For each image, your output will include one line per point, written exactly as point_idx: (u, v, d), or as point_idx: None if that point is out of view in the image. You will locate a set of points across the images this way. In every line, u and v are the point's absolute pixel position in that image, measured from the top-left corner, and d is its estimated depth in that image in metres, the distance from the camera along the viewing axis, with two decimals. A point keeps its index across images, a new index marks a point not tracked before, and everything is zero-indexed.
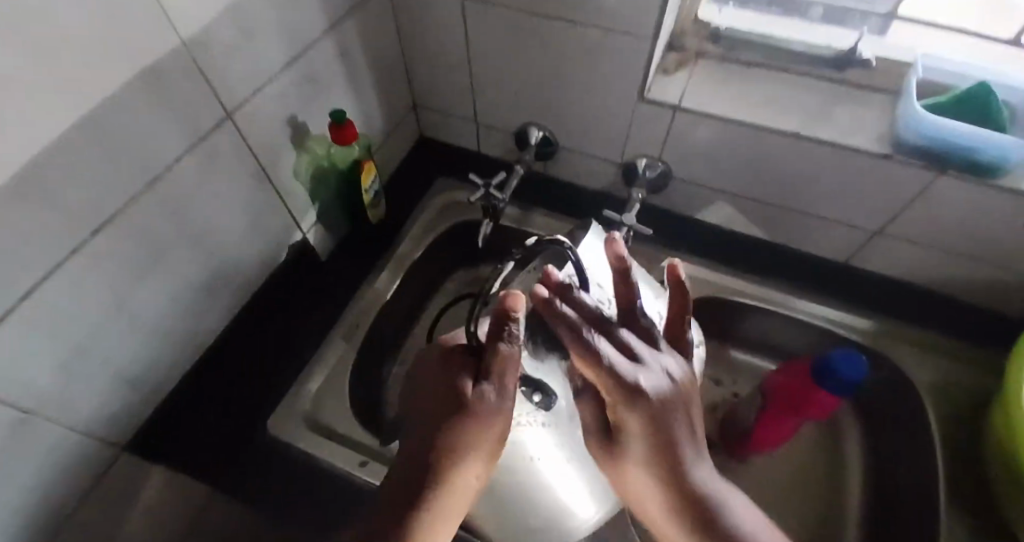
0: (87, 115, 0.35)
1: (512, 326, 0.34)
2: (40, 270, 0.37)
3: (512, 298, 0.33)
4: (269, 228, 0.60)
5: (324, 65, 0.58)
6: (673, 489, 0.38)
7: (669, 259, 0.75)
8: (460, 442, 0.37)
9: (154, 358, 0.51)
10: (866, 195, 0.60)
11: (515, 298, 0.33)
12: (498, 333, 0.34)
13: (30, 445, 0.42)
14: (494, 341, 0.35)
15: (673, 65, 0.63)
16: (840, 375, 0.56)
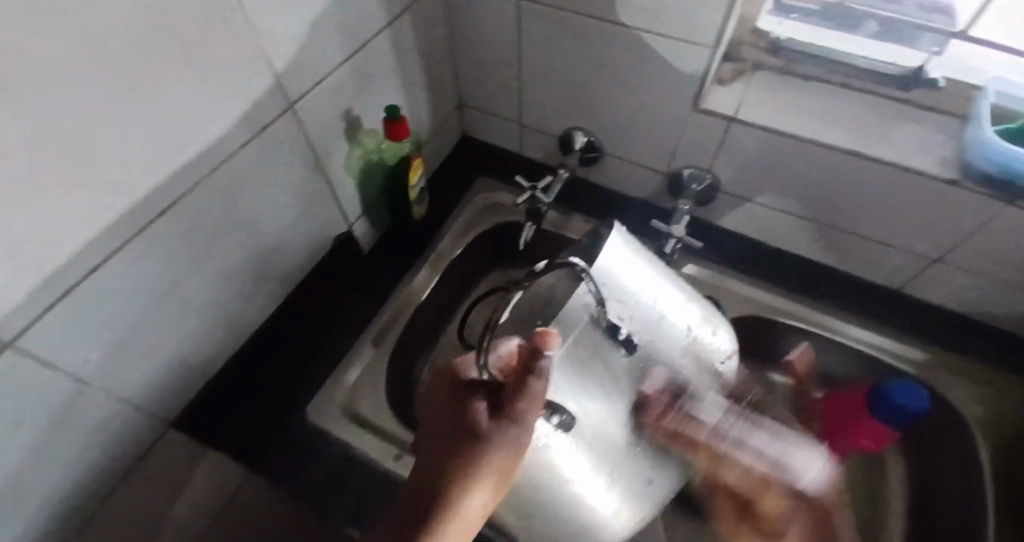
0: (156, 101, 0.37)
1: (545, 361, 0.40)
2: (111, 245, 0.38)
3: (545, 337, 0.41)
4: (318, 218, 0.61)
5: (380, 61, 0.59)
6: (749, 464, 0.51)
7: (699, 269, 0.75)
8: (474, 469, 0.40)
9: (201, 339, 0.53)
10: (926, 219, 0.58)
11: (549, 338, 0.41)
12: (534, 367, 0.41)
13: (83, 414, 0.44)
14: (532, 375, 0.40)
15: (729, 76, 0.62)
16: (893, 401, 0.59)
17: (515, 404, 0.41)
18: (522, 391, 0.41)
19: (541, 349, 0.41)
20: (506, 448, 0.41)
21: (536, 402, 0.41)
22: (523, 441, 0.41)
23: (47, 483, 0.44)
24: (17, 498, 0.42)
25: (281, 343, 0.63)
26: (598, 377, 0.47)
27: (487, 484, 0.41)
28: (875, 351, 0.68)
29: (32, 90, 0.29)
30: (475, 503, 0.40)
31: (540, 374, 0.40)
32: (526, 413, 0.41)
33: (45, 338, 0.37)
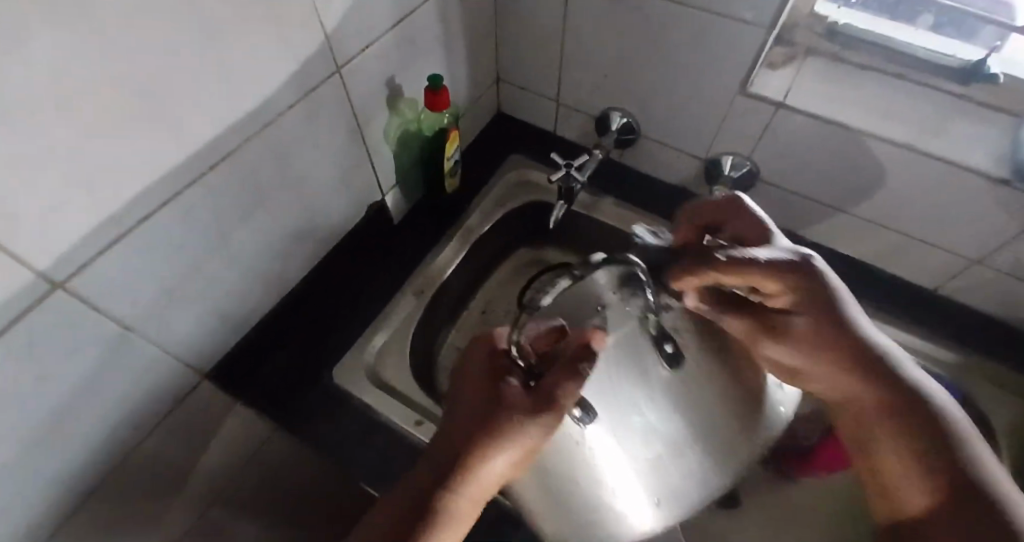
0: (217, 51, 0.37)
1: (586, 363, 0.38)
2: (164, 195, 0.39)
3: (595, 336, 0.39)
4: (356, 185, 0.62)
5: (426, 29, 0.58)
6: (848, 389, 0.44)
7: None
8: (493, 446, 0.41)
9: (238, 296, 0.54)
10: (972, 220, 0.56)
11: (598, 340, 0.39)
12: (575, 367, 0.39)
13: (129, 358, 0.45)
14: (568, 371, 0.39)
15: (780, 61, 0.60)
16: None
17: (543, 394, 0.40)
18: (557, 385, 0.39)
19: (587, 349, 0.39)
20: (528, 432, 0.41)
21: (565, 401, 0.39)
22: (549, 430, 0.41)
23: (94, 423, 0.46)
24: (63, 436, 0.44)
25: (313, 306, 0.64)
26: (639, 382, 0.42)
27: (507, 459, 0.42)
28: (915, 355, 0.65)
29: (100, 28, 0.29)
30: (494, 470, 0.43)
31: (578, 375, 0.38)
32: (552, 405, 0.40)
33: (97, 283, 0.38)
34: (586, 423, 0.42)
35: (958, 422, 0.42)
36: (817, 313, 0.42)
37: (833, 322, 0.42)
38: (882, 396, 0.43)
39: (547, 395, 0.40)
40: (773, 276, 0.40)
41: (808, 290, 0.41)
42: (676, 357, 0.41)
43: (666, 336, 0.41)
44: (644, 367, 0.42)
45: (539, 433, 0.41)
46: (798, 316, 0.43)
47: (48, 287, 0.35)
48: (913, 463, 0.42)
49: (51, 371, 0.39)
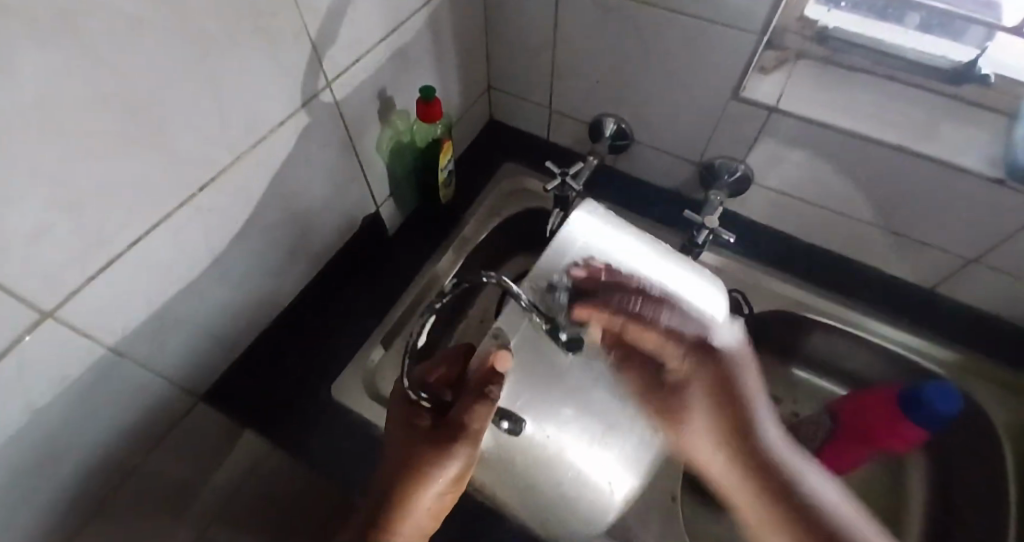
0: (209, 67, 0.36)
1: (493, 385, 0.44)
2: (152, 218, 0.38)
3: (499, 355, 0.45)
4: (349, 198, 0.61)
5: (416, 40, 0.58)
6: (732, 438, 0.44)
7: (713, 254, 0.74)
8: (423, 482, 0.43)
9: (232, 314, 0.53)
10: (968, 218, 0.56)
11: (501, 359, 0.44)
12: (485, 389, 0.44)
13: (120, 381, 0.44)
14: (479, 394, 0.44)
15: (771, 66, 0.60)
16: (932, 408, 0.53)
17: (462, 419, 0.44)
18: (474, 406, 0.44)
19: (496, 370, 0.44)
20: (453, 461, 0.43)
21: (484, 419, 0.44)
22: (471, 452, 0.44)
23: (86, 450, 0.45)
24: (55, 466, 0.43)
25: (312, 322, 0.64)
26: (554, 376, 0.53)
27: (437, 492, 0.44)
28: (908, 352, 0.67)
29: (89, 46, 0.28)
30: (427, 507, 0.43)
31: (489, 395, 0.44)
32: (470, 428, 0.43)
33: (86, 310, 0.37)
34: (517, 429, 0.51)
35: (830, 504, 0.40)
36: (707, 388, 0.45)
37: (718, 380, 0.45)
38: (762, 485, 0.42)
39: (460, 422, 0.44)
40: (675, 341, 0.45)
41: (691, 346, 0.45)
42: (572, 344, 0.49)
43: (559, 327, 0.47)
44: (547, 357, 0.53)
45: (462, 457, 0.44)
46: (690, 384, 0.46)
47: (36, 317, 0.34)
48: (785, 524, 0.40)
49: (42, 399, 0.38)
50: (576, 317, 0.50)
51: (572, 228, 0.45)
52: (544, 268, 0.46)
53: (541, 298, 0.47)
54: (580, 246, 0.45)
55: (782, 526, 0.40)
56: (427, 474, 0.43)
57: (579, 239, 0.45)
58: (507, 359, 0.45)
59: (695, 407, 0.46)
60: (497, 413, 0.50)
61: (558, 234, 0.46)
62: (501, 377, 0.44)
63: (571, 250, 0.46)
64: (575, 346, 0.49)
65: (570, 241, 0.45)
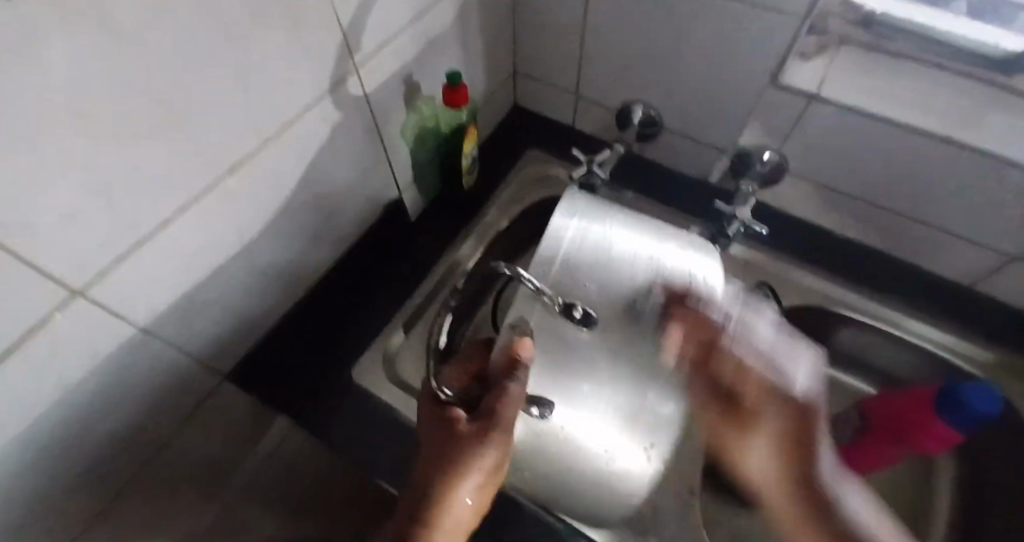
0: (237, 48, 0.36)
1: (519, 371, 0.42)
2: (183, 199, 0.38)
3: (519, 343, 0.42)
4: (374, 182, 0.61)
5: (443, 23, 0.57)
6: (797, 468, 0.42)
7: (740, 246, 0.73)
8: (461, 471, 0.42)
9: (259, 297, 0.54)
10: (1016, 214, 0.54)
11: (523, 346, 0.42)
12: (510, 375, 0.42)
13: (147, 361, 0.45)
14: (505, 381, 0.42)
15: (812, 51, 0.57)
16: (969, 410, 0.51)
17: (493, 408, 0.42)
18: (500, 396, 0.42)
19: (517, 359, 0.42)
20: (487, 452, 0.43)
21: (512, 409, 0.42)
22: (504, 441, 0.43)
23: (115, 426, 0.46)
24: (84, 442, 0.43)
25: (335, 304, 0.64)
26: (569, 362, 0.43)
27: (475, 483, 0.43)
28: (944, 352, 0.65)
29: (119, 27, 0.28)
30: (467, 496, 0.43)
31: (515, 382, 0.41)
32: (502, 417, 0.42)
33: (115, 288, 0.37)
34: (546, 415, 0.44)
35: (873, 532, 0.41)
36: (777, 403, 0.40)
37: (801, 426, 0.40)
38: (795, 491, 0.43)
39: (491, 411, 0.42)
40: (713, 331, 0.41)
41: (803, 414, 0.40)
42: (588, 323, 0.42)
43: (572, 305, 0.42)
44: (564, 341, 0.43)
45: (498, 445, 0.43)
46: (761, 435, 0.43)
47: (68, 294, 0.34)
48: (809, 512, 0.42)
49: (73, 376, 0.38)
50: (598, 292, 0.43)
51: (570, 205, 0.47)
52: (551, 236, 0.45)
53: (555, 276, 0.44)
54: (579, 222, 0.46)
55: (813, 516, 0.42)
56: (467, 462, 0.42)
57: (582, 220, 0.46)
58: (529, 346, 0.42)
59: (809, 438, 0.41)
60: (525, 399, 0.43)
61: (557, 209, 0.47)
62: (524, 365, 0.42)
63: (572, 224, 0.46)
64: (590, 323, 0.42)
65: (573, 220, 0.46)
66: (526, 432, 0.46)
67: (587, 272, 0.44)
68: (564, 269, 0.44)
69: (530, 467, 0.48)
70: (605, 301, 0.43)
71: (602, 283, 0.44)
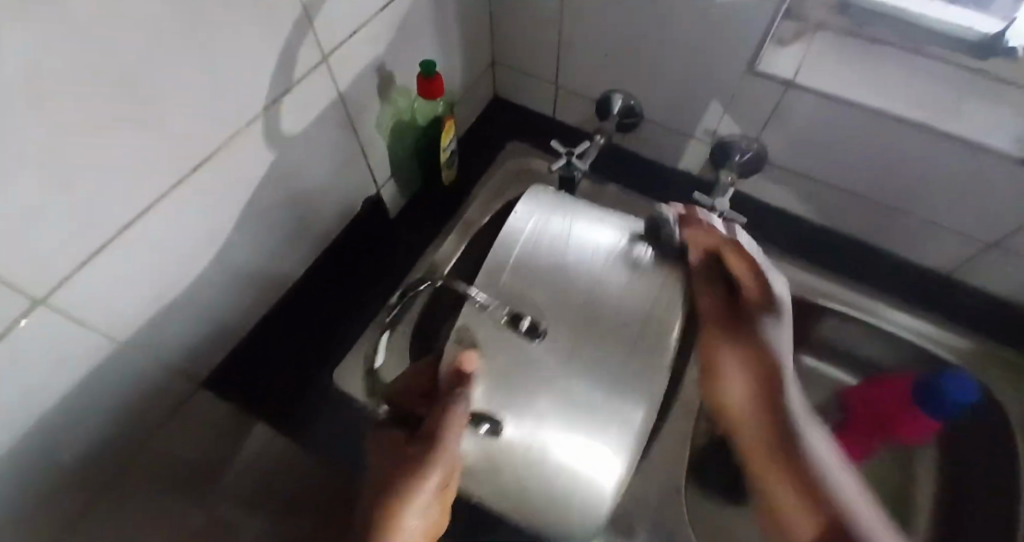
0: (202, 41, 0.34)
1: (462, 387, 0.42)
2: (147, 198, 0.37)
3: (465, 356, 0.43)
4: (349, 178, 0.59)
5: (416, 13, 0.55)
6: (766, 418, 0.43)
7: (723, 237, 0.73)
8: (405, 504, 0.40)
9: (235, 297, 0.53)
10: (992, 201, 0.54)
11: (468, 359, 0.42)
12: (453, 393, 0.41)
13: (118, 367, 0.43)
14: (449, 399, 0.41)
15: (787, 38, 0.54)
16: (950, 401, 0.51)
17: (437, 431, 0.41)
18: (445, 412, 0.41)
19: (461, 371, 0.42)
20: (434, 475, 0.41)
21: (458, 424, 0.41)
22: (449, 461, 0.42)
23: (89, 435, 0.45)
24: (54, 453, 0.42)
25: (317, 308, 0.64)
26: (525, 372, 0.44)
27: (421, 510, 0.41)
28: (924, 342, 0.65)
29: (79, 23, 0.27)
30: (419, 516, 0.41)
31: (460, 397, 0.41)
32: (447, 438, 0.41)
33: (78, 294, 0.36)
34: (496, 432, 0.43)
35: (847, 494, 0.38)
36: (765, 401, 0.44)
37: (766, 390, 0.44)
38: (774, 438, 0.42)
39: (433, 434, 0.41)
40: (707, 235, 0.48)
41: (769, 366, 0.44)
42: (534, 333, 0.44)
43: (520, 315, 0.44)
44: (515, 354, 0.44)
45: (443, 465, 0.41)
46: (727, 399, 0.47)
47: (27, 302, 0.33)
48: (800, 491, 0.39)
49: (36, 387, 0.37)
50: (546, 299, 0.45)
51: (532, 204, 0.48)
52: (510, 233, 0.46)
53: (506, 282, 0.45)
54: (541, 220, 0.47)
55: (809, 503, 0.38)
56: (411, 494, 0.40)
57: (539, 212, 0.48)
58: (474, 360, 0.43)
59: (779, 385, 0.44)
60: (474, 415, 0.43)
61: (518, 206, 0.47)
62: (469, 379, 0.42)
63: (533, 222, 0.47)
64: (538, 333, 0.44)
65: (532, 213, 0.47)
66: (480, 454, 0.44)
67: (540, 269, 0.46)
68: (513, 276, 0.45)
69: (487, 486, 0.46)
70: (557, 309, 0.45)
71: (557, 274, 0.45)
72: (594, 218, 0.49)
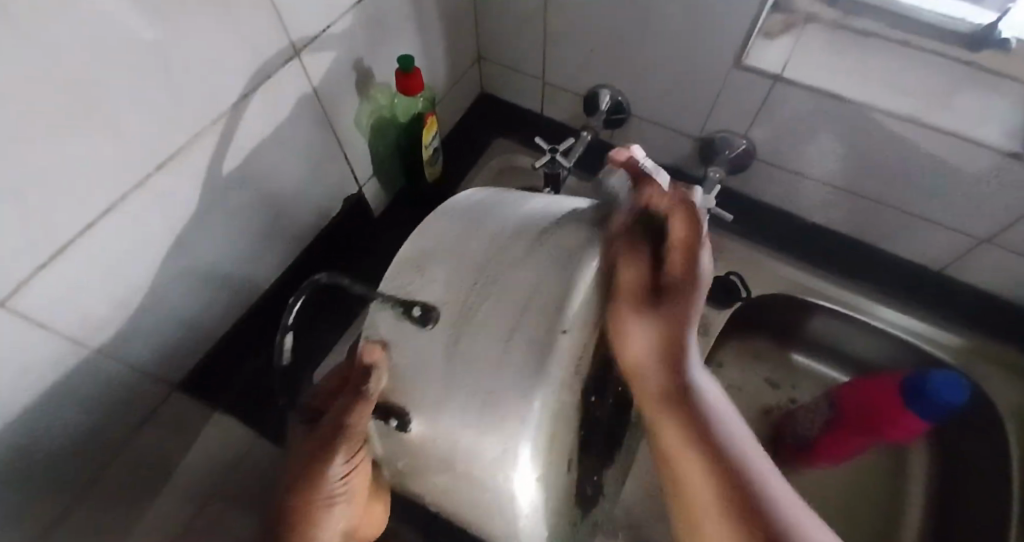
0: (156, 38, 0.33)
1: (362, 389, 0.31)
2: (104, 202, 0.36)
3: (370, 347, 0.31)
4: (327, 177, 0.58)
5: (394, 7, 0.54)
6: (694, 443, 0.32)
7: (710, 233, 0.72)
8: (314, 481, 0.37)
9: (208, 298, 0.51)
10: (982, 197, 0.53)
11: (370, 353, 0.31)
12: (354, 392, 0.32)
13: (83, 374, 0.42)
14: (349, 396, 0.32)
15: (775, 30, 0.55)
16: (935, 398, 0.50)
17: (340, 428, 0.34)
18: (351, 407, 0.32)
19: (363, 366, 0.31)
20: (336, 464, 0.36)
21: (357, 425, 0.32)
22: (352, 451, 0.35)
23: (56, 443, 0.43)
24: (20, 463, 0.41)
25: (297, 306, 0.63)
26: (432, 373, 0.30)
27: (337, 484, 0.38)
28: (909, 335, 0.66)
29: (22, 24, 0.26)
30: (331, 509, 0.39)
31: (359, 398, 0.31)
32: (339, 437, 0.34)
33: (34, 301, 0.35)
34: (406, 432, 0.30)
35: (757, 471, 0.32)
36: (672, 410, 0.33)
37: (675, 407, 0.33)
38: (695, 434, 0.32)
39: (334, 426, 0.34)
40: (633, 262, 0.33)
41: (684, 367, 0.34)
42: (423, 320, 0.31)
43: (410, 302, 0.31)
44: (420, 347, 0.31)
45: (349, 454, 0.36)
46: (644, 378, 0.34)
47: None
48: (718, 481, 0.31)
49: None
50: (443, 278, 0.33)
51: (482, 192, 0.40)
52: (441, 213, 0.37)
53: (406, 262, 0.35)
54: (480, 203, 0.38)
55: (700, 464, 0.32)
56: (317, 474, 0.37)
57: (488, 199, 0.39)
58: (379, 352, 0.31)
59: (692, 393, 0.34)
60: (380, 410, 0.31)
61: (466, 191, 0.40)
62: (369, 381, 0.31)
63: (472, 203, 0.38)
64: (429, 319, 0.31)
65: (479, 198, 0.39)
66: (405, 458, 0.34)
67: (453, 245, 0.34)
68: (409, 259, 0.35)
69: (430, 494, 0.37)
70: (452, 285, 0.32)
71: (469, 243, 0.34)
72: (546, 204, 0.37)
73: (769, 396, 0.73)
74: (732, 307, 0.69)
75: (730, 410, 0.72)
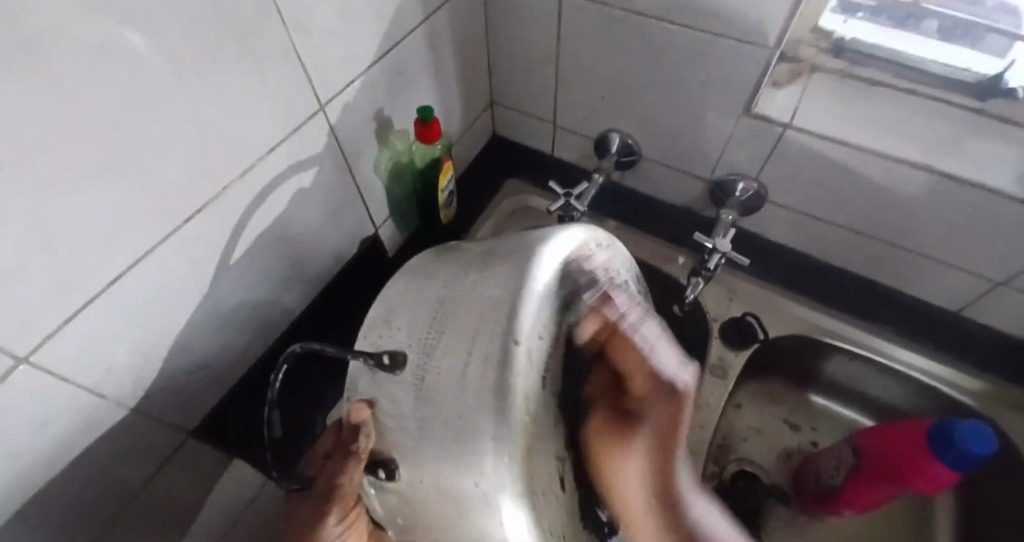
0: (189, 96, 0.35)
1: (355, 444, 0.34)
2: (132, 254, 0.36)
3: (358, 407, 0.34)
4: (345, 221, 0.59)
5: (414, 60, 0.56)
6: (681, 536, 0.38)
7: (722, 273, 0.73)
8: None
9: (226, 343, 0.52)
10: (995, 240, 0.53)
11: (360, 411, 0.34)
12: (347, 448, 0.34)
13: (102, 423, 0.42)
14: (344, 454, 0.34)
15: (783, 79, 0.54)
16: (966, 450, 0.49)
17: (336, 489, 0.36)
18: (341, 467, 0.35)
19: (355, 425, 0.34)
20: (330, 527, 0.37)
21: (352, 482, 0.35)
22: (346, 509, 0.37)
23: (71, 494, 0.43)
24: (35, 515, 0.40)
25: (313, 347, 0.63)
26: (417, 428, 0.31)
27: None
28: (925, 376, 0.65)
29: (61, 87, 0.27)
30: None
31: (353, 455, 0.34)
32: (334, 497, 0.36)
33: (61, 353, 0.35)
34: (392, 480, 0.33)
35: None
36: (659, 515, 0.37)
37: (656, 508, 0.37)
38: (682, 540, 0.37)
39: (329, 486, 0.36)
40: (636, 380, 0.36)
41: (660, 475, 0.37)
42: (391, 366, 0.33)
43: (378, 352, 0.34)
44: (392, 397, 0.33)
45: (342, 516, 0.37)
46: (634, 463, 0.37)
47: (10, 362, 0.32)
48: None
49: (16, 448, 0.35)
50: (407, 325, 0.35)
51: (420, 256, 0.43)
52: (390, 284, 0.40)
53: (370, 327, 0.38)
54: (426, 263, 0.40)
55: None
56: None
57: (433, 257, 0.41)
58: (368, 410, 0.34)
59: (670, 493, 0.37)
60: (370, 461, 0.34)
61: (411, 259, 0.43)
62: (363, 438, 0.33)
63: (418, 267, 0.40)
64: (397, 364, 0.33)
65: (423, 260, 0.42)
66: (394, 512, 0.36)
67: (404, 306, 0.37)
68: (381, 315, 0.38)
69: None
70: (414, 328, 0.34)
71: (421, 298, 0.36)
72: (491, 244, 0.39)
73: (788, 438, 0.73)
74: (750, 348, 0.68)
75: (748, 454, 0.71)
